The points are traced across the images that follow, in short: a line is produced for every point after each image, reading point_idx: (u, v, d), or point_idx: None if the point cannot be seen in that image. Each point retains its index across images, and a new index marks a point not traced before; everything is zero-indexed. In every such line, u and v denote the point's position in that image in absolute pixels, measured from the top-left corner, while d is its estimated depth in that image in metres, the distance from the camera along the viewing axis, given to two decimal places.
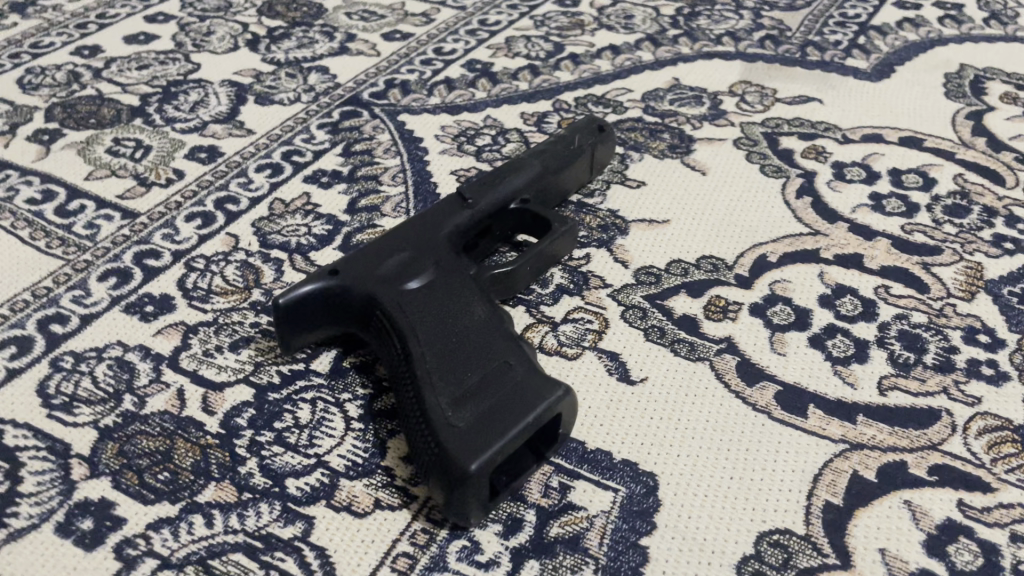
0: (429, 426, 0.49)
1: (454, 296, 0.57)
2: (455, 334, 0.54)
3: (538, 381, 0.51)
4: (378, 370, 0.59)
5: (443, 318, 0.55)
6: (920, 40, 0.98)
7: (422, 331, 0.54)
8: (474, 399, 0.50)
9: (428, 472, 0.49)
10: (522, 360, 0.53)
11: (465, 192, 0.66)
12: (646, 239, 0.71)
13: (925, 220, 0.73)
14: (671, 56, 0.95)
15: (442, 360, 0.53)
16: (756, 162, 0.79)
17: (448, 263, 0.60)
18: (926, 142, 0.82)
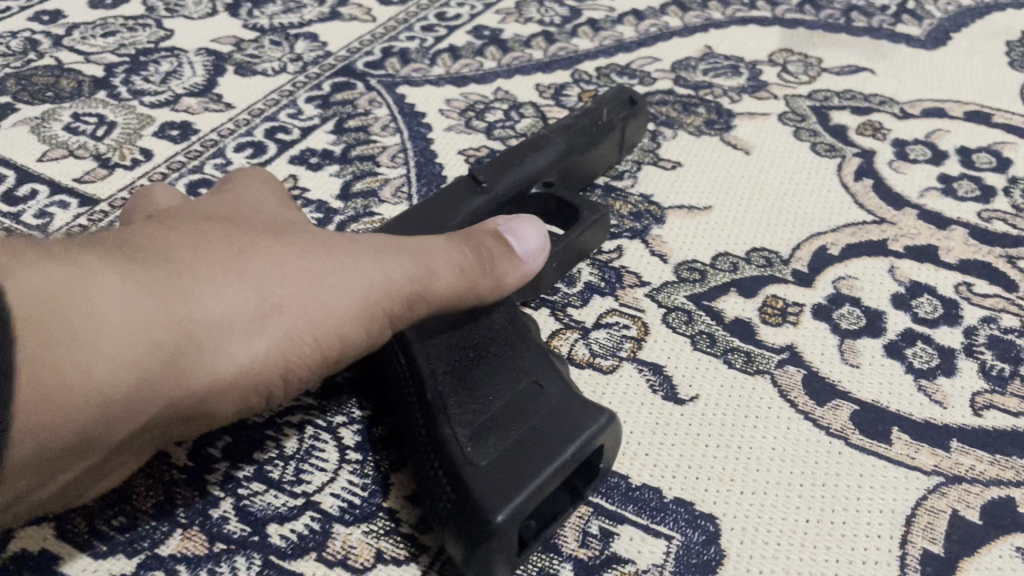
0: (442, 465, 0.40)
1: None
2: (471, 350, 0.45)
3: (577, 407, 0.42)
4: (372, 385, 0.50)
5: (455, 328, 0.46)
6: (976, 5, 0.89)
7: (432, 343, 0.45)
8: (497, 431, 0.41)
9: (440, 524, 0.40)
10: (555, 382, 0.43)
11: (476, 174, 0.56)
12: (686, 228, 0.61)
13: (1004, 206, 0.64)
14: (702, 21, 0.85)
15: (459, 382, 0.43)
16: (805, 140, 0.70)
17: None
18: (994, 117, 0.73)
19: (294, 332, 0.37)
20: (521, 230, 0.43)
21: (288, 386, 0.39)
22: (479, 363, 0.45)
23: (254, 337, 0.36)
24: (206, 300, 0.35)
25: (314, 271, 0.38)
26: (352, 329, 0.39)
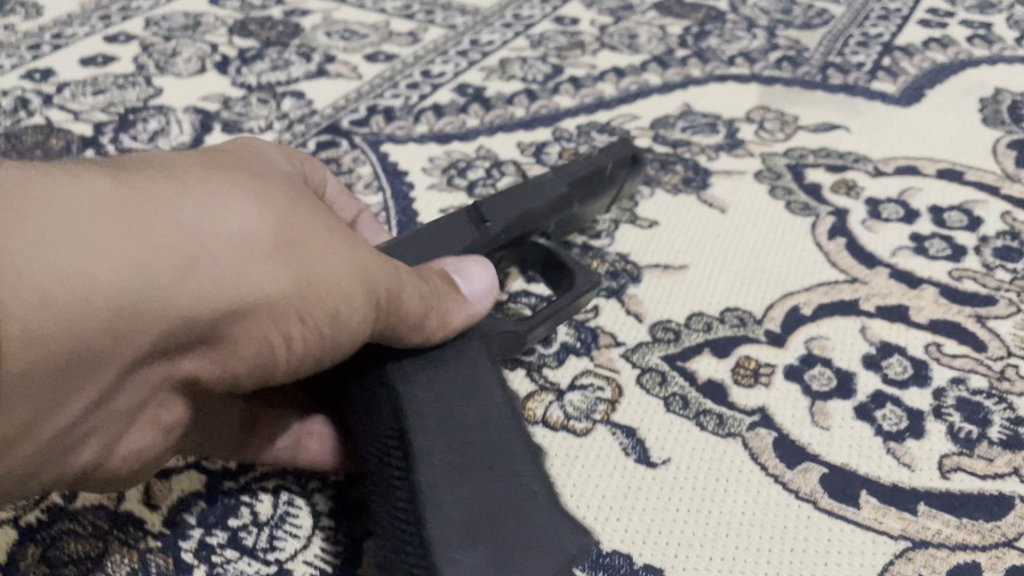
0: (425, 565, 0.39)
1: (468, 381, 0.46)
2: (463, 433, 0.44)
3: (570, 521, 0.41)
4: (350, 448, 0.48)
5: (450, 408, 0.45)
6: (951, 62, 0.91)
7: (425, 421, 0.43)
8: (482, 533, 0.40)
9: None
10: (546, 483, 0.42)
11: (483, 216, 0.56)
12: (662, 287, 0.62)
13: (974, 265, 0.65)
14: (681, 79, 0.87)
15: (452, 472, 0.42)
16: (781, 198, 0.71)
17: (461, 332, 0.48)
18: (966, 175, 0.74)
19: (300, 279, 0.36)
20: (469, 273, 0.47)
21: (278, 341, 0.37)
22: (470, 452, 0.43)
23: (266, 263, 0.34)
24: (214, 223, 0.33)
25: (319, 229, 0.37)
26: (348, 301, 0.38)
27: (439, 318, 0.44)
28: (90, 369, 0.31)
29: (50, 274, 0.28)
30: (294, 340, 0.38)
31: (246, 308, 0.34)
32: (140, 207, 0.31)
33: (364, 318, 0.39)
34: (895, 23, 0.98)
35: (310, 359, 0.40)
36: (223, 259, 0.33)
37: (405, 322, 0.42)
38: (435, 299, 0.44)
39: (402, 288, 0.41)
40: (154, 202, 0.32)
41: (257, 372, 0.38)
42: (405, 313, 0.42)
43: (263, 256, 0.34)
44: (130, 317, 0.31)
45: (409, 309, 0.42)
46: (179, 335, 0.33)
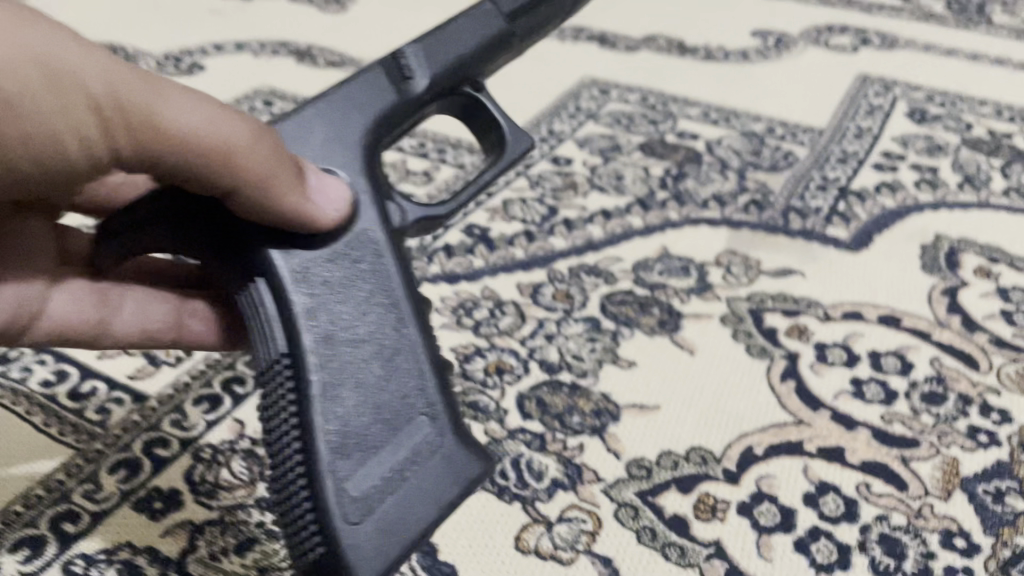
0: (321, 507, 0.49)
1: (386, 297, 0.54)
2: (368, 366, 0.53)
3: (449, 467, 0.53)
4: (239, 290, 0.54)
5: (360, 340, 0.53)
6: (898, 207, 1.03)
7: (327, 352, 0.51)
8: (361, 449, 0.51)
9: (291, 525, 0.50)
10: (439, 411, 0.54)
11: (411, 66, 0.57)
12: (638, 426, 0.73)
13: (903, 409, 0.76)
14: (660, 221, 1.00)
15: (352, 400, 0.52)
16: (742, 341, 0.83)
17: (373, 234, 0.55)
18: (904, 321, 0.86)
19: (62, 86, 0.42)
20: (325, 190, 0.52)
21: (62, 141, 0.44)
22: (377, 391, 0.53)
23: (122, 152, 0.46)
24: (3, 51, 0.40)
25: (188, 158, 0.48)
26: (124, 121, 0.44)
27: (270, 181, 0.49)
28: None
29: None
30: (64, 135, 0.44)
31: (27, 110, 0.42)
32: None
33: (106, 116, 0.44)
34: (852, 167, 1.11)
35: (85, 148, 0.45)
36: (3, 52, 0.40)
37: (197, 150, 0.47)
38: (239, 150, 0.48)
39: (152, 116, 0.46)
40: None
41: (67, 164, 0.46)
42: (174, 135, 0.47)
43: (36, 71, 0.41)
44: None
45: (177, 144, 0.47)
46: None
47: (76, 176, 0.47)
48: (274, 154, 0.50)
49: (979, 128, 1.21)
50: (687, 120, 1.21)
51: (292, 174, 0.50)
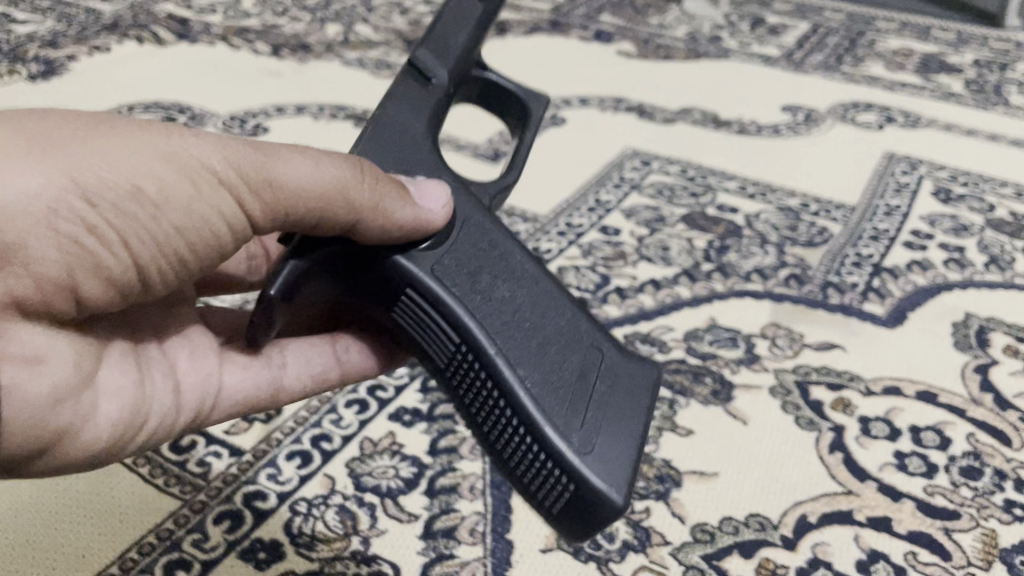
0: (557, 455, 0.54)
1: (514, 262, 0.59)
2: (534, 329, 0.58)
3: (628, 380, 0.61)
4: (394, 312, 0.58)
5: (517, 308, 0.58)
6: (929, 285, 1.10)
7: (494, 324, 0.56)
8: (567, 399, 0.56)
9: (549, 478, 0.55)
10: (602, 347, 0.61)
11: (429, 68, 0.65)
12: (700, 492, 0.79)
13: (944, 482, 0.82)
14: (707, 293, 1.06)
15: (535, 357, 0.57)
16: (790, 412, 0.89)
17: (481, 226, 0.59)
18: (940, 396, 0.92)
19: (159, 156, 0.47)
20: (427, 195, 0.56)
21: (204, 214, 0.49)
22: (547, 338, 0.58)
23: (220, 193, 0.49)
24: (129, 158, 0.46)
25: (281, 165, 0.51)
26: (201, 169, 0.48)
27: (372, 197, 0.52)
28: (68, 232, 0.45)
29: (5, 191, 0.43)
30: (205, 210, 0.49)
31: (161, 194, 0.47)
32: (71, 131, 0.46)
33: (231, 185, 0.49)
34: (883, 244, 1.18)
35: (223, 217, 0.50)
36: (127, 154, 0.46)
37: (271, 180, 0.50)
38: (350, 185, 0.52)
39: (269, 171, 0.50)
40: (92, 133, 0.46)
41: (212, 236, 0.51)
42: (290, 187, 0.51)
43: (156, 161, 0.47)
44: (82, 193, 0.45)
45: (298, 195, 0.51)
46: (115, 199, 0.46)
47: (223, 243, 0.52)
48: (371, 178, 0.53)
49: (1001, 209, 1.28)
50: (725, 193, 1.29)
51: (394, 187, 0.54)
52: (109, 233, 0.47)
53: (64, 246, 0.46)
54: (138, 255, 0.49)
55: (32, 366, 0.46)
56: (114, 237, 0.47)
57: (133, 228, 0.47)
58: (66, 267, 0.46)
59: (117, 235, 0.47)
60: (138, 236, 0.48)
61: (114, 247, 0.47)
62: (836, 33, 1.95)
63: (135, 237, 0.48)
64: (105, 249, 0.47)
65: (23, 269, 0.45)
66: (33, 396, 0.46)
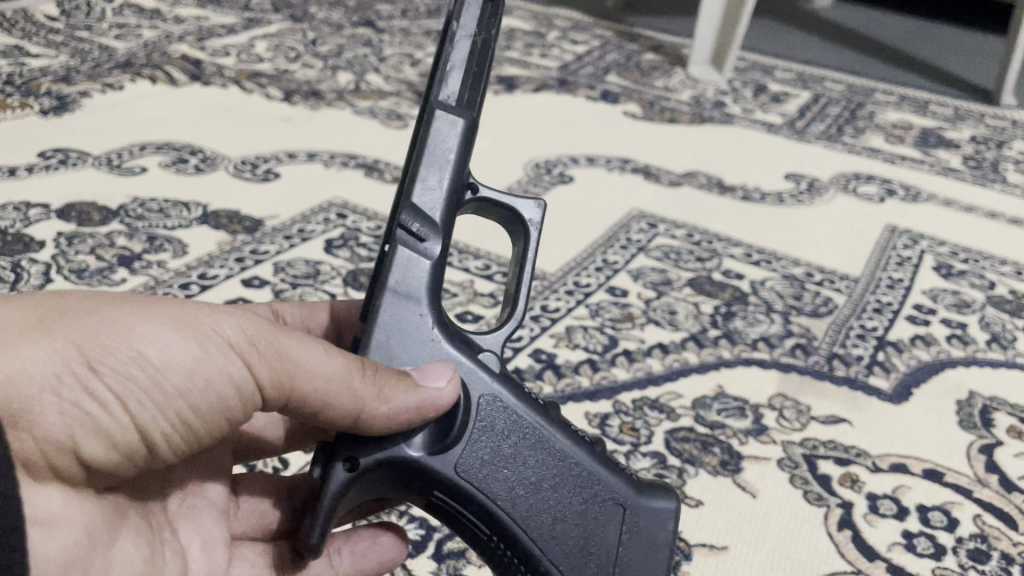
0: None
1: (525, 430, 0.58)
2: (541, 498, 0.58)
3: (651, 524, 0.59)
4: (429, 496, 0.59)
5: (526, 476, 0.58)
6: (933, 360, 1.10)
7: (514, 504, 0.57)
8: (579, 563, 0.58)
9: None
10: (624, 496, 0.59)
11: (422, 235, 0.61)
12: (709, 566, 0.79)
13: (952, 564, 0.82)
14: (715, 359, 1.06)
15: (553, 528, 0.58)
16: (799, 486, 0.89)
17: (491, 395, 0.59)
18: (946, 475, 0.92)
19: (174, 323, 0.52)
20: (430, 373, 0.56)
21: (209, 379, 0.53)
22: (566, 509, 0.58)
23: (215, 362, 0.53)
24: (141, 329, 0.51)
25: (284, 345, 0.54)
26: (215, 339, 0.53)
27: (372, 392, 0.54)
28: (71, 397, 0.50)
29: (17, 359, 0.48)
30: (212, 375, 0.53)
31: (164, 361, 0.52)
32: (93, 306, 0.51)
33: (239, 352, 0.53)
34: (887, 318, 1.19)
35: (235, 382, 0.54)
36: (140, 325, 0.51)
37: (272, 357, 0.54)
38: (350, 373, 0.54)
39: (279, 346, 0.54)
40: (113, 309, 0.52)
41: (223, 404, 0.54)
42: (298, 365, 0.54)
43: (168, 332, 0.52)
44: (83, 360, 0.50)
45: (299, 376, 0.54)
46: (119, 366, 0.50)
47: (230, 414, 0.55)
48: (367, 372, 0.55)
49: (1001, 286, 1.29)
50: (731, 259, 1.30)
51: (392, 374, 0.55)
52: (108, 399, 0.51)
53: (64, 409, 0.50)
54: (137, 423, 0.53)
55: (48, 523, 0.52)
56: (112, 399, 0.51)
57: (135, 391, 0.51)
58: (64, 432, 0.50)
59: (115, 401, 0.51)
60: (138, 402, 0.52)
61: (114, 410, 0.51)
62: (837, 103, 1.99)
63: (135, 400, 0.52)
64: (104, 416, 0.51)
65: (23, 433, 0.49)
66: (48, 557, 0.52)
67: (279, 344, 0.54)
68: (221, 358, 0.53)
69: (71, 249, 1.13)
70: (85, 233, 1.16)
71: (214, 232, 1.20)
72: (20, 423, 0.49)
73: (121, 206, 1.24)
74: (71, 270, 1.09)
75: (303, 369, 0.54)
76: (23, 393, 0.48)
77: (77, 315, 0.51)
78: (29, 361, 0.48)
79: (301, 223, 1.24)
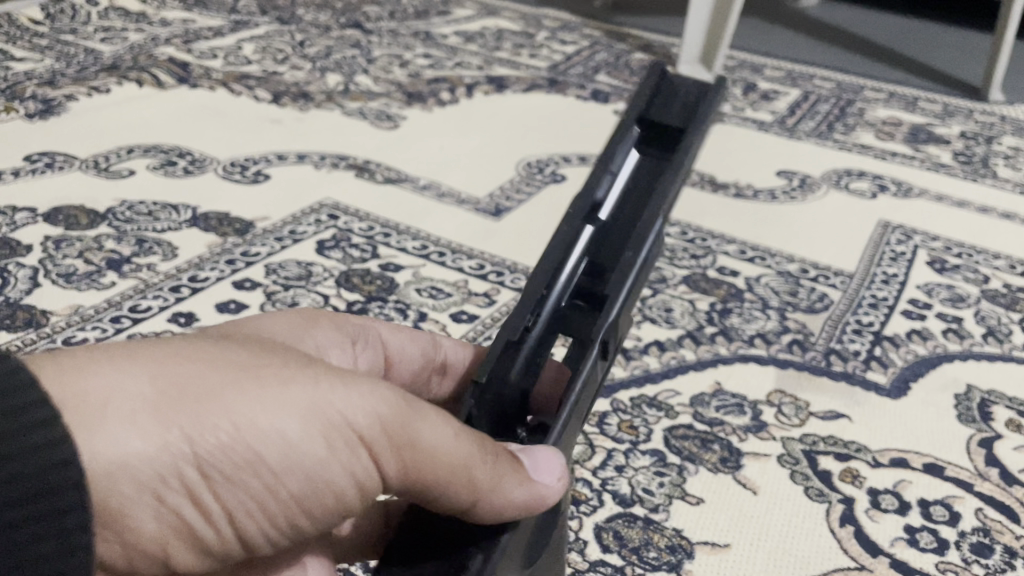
0: None
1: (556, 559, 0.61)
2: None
3: None
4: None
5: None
6: (930, 355, 1.10)
7: None
8: None
9: None
10: None
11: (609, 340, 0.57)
12: (711, 564, 0.78)
13: (955, 558, 0.81)
14: (712, 356, 1.06)
15: None
16: (800, 482, 0.88)
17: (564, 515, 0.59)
18: (947, 470, 0.91)
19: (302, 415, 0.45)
20: (542, 467, 0.51)
21: (329, 481, 0.48)
22: None
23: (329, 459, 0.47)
24: (259, 424, 0.45)
25: (421, 426, 0.48)
26: (326, 438, 0.46)
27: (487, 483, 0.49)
28: (166, 494, 0.45)
29: (111, 449, 0.42)
30: (331, 475, 0.47)
31: (279, 461, 0.46)
32: (214, 385, 0.44)
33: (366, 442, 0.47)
34: (882, 313, 1.18)
35: (349, 477, 0.48)
36: (256, 416, 0.44)
37: (388, 444, 0.47)
38: (473, 462, 0.49)
39: (411, 431, 0.48)
40: (252, 410, 0.44)
41: (334, 497, 0.49)
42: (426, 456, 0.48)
43: (291, 424, 0.45)
44: (188, 463, 0.44)
45: (428, 456, 0.48)
46: (228, 468, 0.45)
47: (343, 506, 0.50)
48: (489, 455, 0.50)
49: (995, 280, 1.29)
50: (725, 256, 1.29)
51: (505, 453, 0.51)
52: (207, 502, 0.46)
53: (158, 506, 0.45)
54: (244, 527, 0.48)
55: None
56: (211, 503, 0.46)
57: (240, 494, 0.46)
58: (152, 523, 0.46)
59: (219, 504, 0.46)
60: (245, 508, 0.47)
61: (211, 513, 0.47)
62: (827, 101, 1.99)
63: (240, 503, 0.47)
64: (205, 518, 0.47)
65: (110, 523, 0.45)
66: None
67: (404, 421, 0.48)
68: (338, 448, 0.47)
69: (58, 252, 1.11)
70: (73, 237, 1.15)
71: (204, 234, 1.18)
72: (109, 515, 0.44)
73: (109, 209, 1.22)
74: (59, 274, 1.07)
75: (436, 448, 0.48)
76: (112, 493, 0.43)
77: (183, 401, 0.44)
78: (124, 459, 0.43)
79: (293, 224, 1.23)
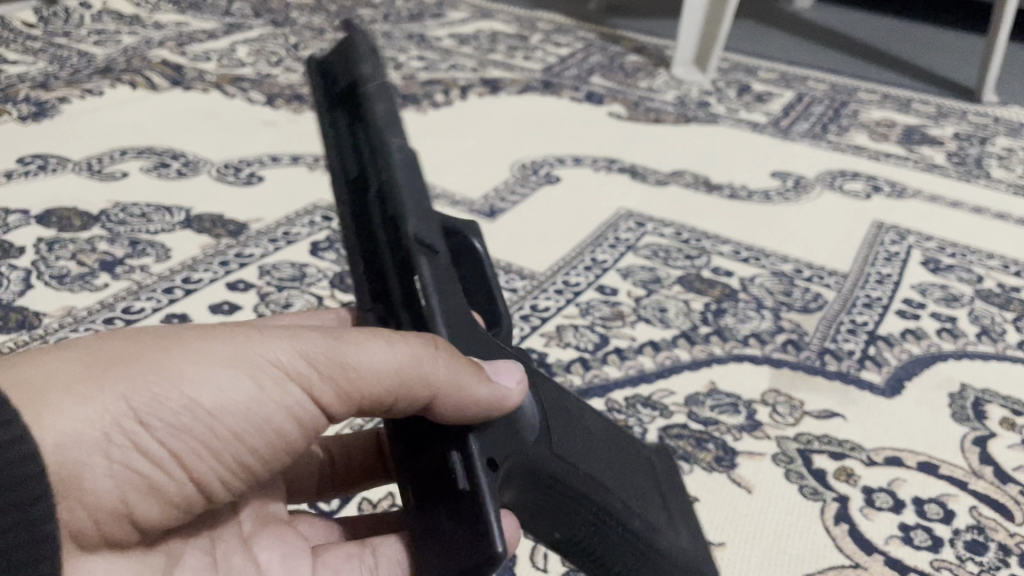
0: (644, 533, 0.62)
1: None
2: (660, 503, 0.64)
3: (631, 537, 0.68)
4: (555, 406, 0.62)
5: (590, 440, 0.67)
6: (924, 354, 1.10)
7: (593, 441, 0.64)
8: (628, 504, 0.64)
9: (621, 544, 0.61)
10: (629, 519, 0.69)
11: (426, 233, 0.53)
12: None
13: (949, 556, 0.81)
14: (706, 355, 1.06)
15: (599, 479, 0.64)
16: (794, 481, 0.88)
17: None
18: (941, 468, 0.91)
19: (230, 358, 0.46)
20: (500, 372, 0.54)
21: (272, 421, 0.49)
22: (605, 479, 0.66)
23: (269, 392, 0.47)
24: (193, 372, 0.45)
25: (353, 349, 0.49)
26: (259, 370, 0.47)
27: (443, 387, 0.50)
28: (119, 454, 0.45)
29: (61, 419, 0.42)
30: (268, 411, 0.48)
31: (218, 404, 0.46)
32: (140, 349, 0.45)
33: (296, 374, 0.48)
34: (876, 312, 1.19)
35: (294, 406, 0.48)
36: (185, 364, 0.45)
37: (323, 371, 0.48)
38: (422, 367, 0.49)
39: (340, 354, 0.48)
40: (181, 359, 0.45)
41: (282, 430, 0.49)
42: (364, 375, 0.49)
43: (222, 369, 0.46)
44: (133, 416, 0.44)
45: (366, 378, 0.49)
46: (171, 416, 0.45)
47: (293, 444, 0.50)
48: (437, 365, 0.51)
49: (989, 279, 1.29)
50: (720, 257, 1.29)
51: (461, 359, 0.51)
52: (165, 454, 0.46)
53: (112, 470, 0.45)
54: (198, 476, 0.48)
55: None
56: (164, 454, 0.46)
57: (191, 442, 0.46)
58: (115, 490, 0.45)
59: (170, 454, 0.46)
60: (195, 454, 0.47)
61: (168, 468, 0.47)
62: (821, 102, 2.00)
63: (193, 452, 0.47)
64: (160, 469, 0.46)
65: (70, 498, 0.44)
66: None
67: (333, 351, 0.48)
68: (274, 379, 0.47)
69: (51, 254, 1.11)
70: (66, 239, 1.14)
71: (197, 236, 1.18)
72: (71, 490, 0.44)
73: (103, 211, 1.22)
74: (52, 276, 1.07)
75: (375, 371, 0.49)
76: (65, 460, 0.43)
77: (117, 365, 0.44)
78: (75, 426, 0.43)
79: (287, 225, 1.23)
